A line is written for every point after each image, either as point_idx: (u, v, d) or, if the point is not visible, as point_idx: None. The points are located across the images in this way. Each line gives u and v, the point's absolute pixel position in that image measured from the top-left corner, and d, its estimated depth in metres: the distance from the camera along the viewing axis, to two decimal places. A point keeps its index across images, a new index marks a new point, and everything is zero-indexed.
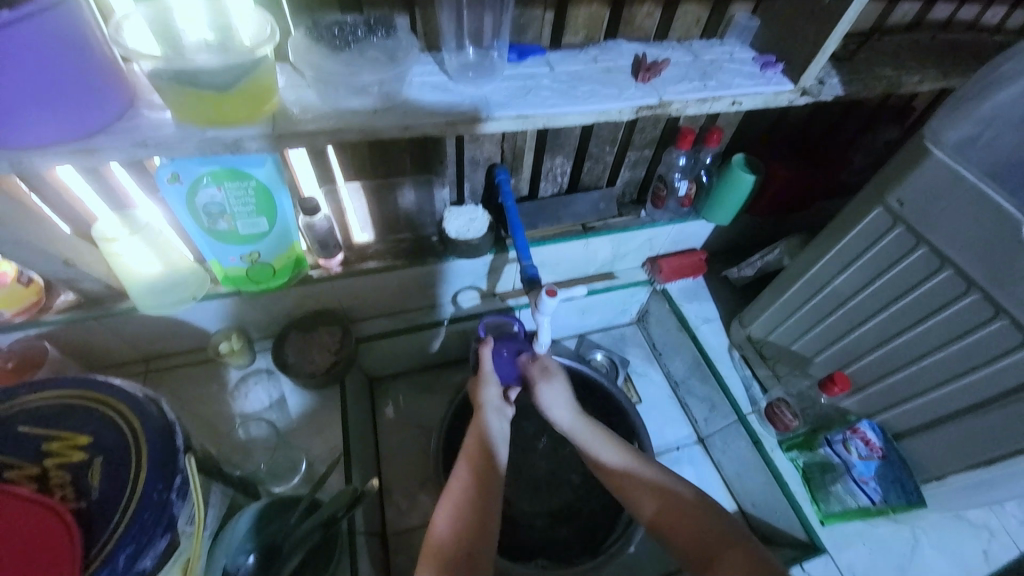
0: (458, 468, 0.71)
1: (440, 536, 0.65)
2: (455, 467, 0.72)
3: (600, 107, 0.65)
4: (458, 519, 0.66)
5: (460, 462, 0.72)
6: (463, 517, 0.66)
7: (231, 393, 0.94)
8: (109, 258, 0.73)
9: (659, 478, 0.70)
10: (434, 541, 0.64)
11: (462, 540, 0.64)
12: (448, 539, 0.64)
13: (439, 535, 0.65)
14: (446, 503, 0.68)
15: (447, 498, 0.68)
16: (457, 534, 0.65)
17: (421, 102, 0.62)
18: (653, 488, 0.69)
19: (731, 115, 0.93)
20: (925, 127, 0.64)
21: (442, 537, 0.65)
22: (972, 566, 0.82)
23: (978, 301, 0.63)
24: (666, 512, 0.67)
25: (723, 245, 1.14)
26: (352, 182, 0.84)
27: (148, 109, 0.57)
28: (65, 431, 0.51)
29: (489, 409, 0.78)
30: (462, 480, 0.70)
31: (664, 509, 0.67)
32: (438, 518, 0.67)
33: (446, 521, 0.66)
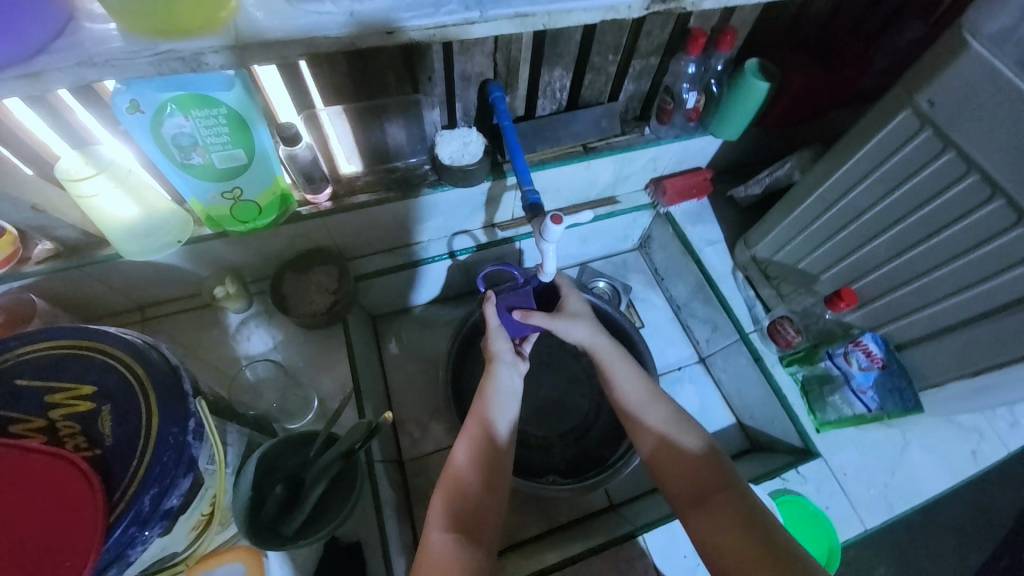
0: (477, 412, 0.72)
1: (458, 470, 0.67)
2: (472, 411, 0.72)
3: (607, 2, 0.57)
4: (477, 456, 0.68)
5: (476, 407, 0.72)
6: (482, 455, 0.68)
7: (233, 336, 0.93)
8: (80, 201, 0.67)
9: (664, 420, 0.70)
10: (453, 472, 0.67)
11: (479, 475, 0.67)
12: (466, 473, 0.66)
13: (457, 470, 0.67)
14: (465, 438, 0.69)
15: (466, 437, 0.69)
16: (475, 469, 0.67)
17: (402, 3, 0.54)
18: (662, 427, 0.70)
19: (747, 13, 0.83)
20: (968, 13, 0.57)
21: (460, 472, 0.66)
22: (956, 463, 0.87)
23: (1001, 208, 0.60)
24: (666, 450, 0.67)
25: (731, 163, 1.09)
26: (333, 106, 0.76)
27: (90, 22, 0.49)
28: (66, 382, 0.50)
29: (503, 362, 0.78)
30: (479, 423, 0.70)
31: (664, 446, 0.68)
32: (456, 454, 0.68)
33: (464, 458, 0.68)
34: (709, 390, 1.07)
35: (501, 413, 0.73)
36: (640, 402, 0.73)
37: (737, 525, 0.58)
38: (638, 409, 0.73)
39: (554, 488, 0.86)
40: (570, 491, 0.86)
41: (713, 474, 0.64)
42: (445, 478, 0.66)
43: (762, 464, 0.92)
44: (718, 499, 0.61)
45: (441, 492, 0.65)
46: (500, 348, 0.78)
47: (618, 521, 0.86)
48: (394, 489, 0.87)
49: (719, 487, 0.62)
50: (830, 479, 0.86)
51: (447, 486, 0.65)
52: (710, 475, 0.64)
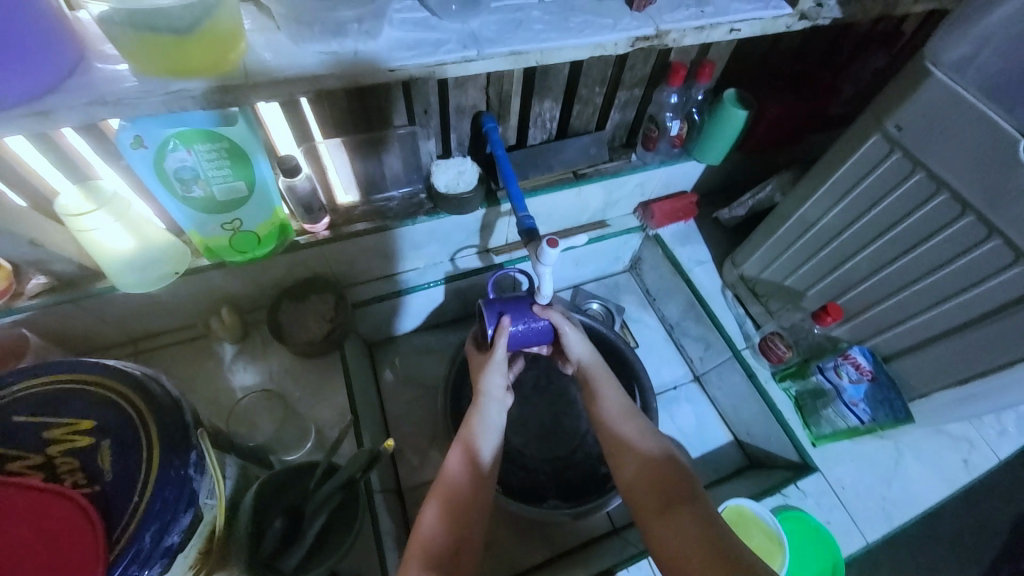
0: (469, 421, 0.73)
1: (450, 478, 0.67)
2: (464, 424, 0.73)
3: (595, 41, 0.61)
4: (468, 466, 0.69)
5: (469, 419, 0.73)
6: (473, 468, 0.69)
7: (228, 367, 0.92)
8: (79, 235, 0.68)
9: (637, 430, 0.71)
10: (444, 484, 0.67)
11: (470, 488, 0.67)
12: (456, 485, 0.67)
13: (448, 482, 0.67)
14: (457, 447, 0.70)
15: (457, 452, 0.70)
16: (465, 483, 0.67)
17: (403, 42, 0.57)
18: (633, 439, 0.70)
19: (722, 48, 0.89)
20: (925, 47, 0.62)
21: (450, 483, 0.67)
22: (951, 473, 0.89)
23: (972, 223, 0.64)
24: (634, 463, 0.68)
25: (714, 186, 1.14)
26: (332, 138, 0.78)
27: (101, 62, 0.51)
28: (64, 417, 0.49)
29: (494, 392, 0.76)
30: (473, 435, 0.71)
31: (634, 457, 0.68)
32: (448, 466, 0.69)
33: (455, 469, 0.68)
34: (706, 409, 1.08)
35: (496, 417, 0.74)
36: (617, 417, 0.73)
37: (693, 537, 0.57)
38: (614, 419, 0.73)
39: (556, 513, 0.84)
40: (571, 515, 0.85)
41: (677, 487, 0.63)
42: (437, 490, 0.67)
43: (760, 481, 0.93)
44: (677, 509, 0.61)
45: (429, 508, 0.65)
46: (490, 383, 0.76)
47: (621, 543, 0.85)
48: (393, 521, 0.85)
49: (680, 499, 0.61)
50: (829, 493, 0.86)
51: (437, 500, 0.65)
52: (673, 486, 0.63)
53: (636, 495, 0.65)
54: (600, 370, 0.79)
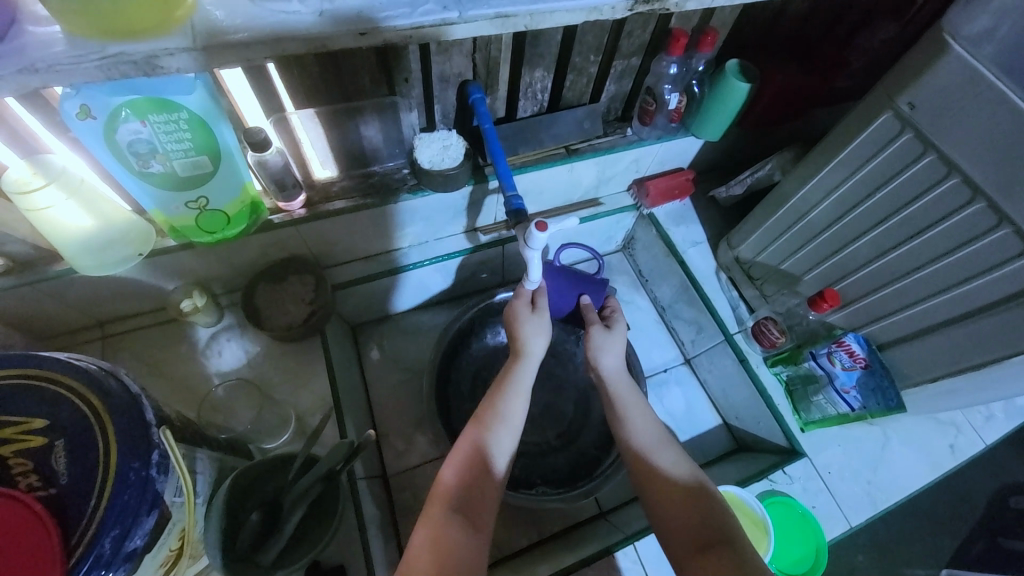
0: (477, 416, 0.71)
1: (449, 481, 0.64)
2: (469, 423, 0.70)
3: (591, 3, 0.56)
4: (466, 463, 0.66)
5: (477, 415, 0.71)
6: (472, 468, 0.65)
7: (203, 351, 0.88)
8: (33, 215, 0.62)
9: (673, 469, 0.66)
10: (441, 489, 0.64)
11: (473, 484, 0.64)
12: (453, 488, 0.64)
13: (445, 485, 0.64)
14: (461, 451, 0.67)
15: (457, 449, 0.68)
16: (463, 484, 0.64)
17: (376, 2, 0.51)
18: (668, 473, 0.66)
19: (726, 15, 0.83)
20: (946, 16, 0.58)
21: (447, 484, 0.64)
22: (937, 458, 0.89)
23: (982, 210, 0.61)
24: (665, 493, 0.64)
25: (713, 163, 1.09)
26: (304, 108, 0.72)
27: (33, 24, 0.44)
28: (14, 415, 0.45)
29: (515, 380, 0.75)
30: (477, 430, 0.69)
31: (666, 495, 0.64)
32: (445, 469, 0.66)
33: (454, 470, 0.65)
34: (696, 393, 1.07)
35: (512, 408, 0.72)
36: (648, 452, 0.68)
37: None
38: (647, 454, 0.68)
39: (544, 501, 0.83)
40: (561, 502, 0.84)
41: (712, 532, 0.59)
42: (434, 497, 0.64)
43: (748, 466, 0.93)
44: (713, 554, 0.56)
45: (432, 509, 0.62)
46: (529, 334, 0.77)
47: (608, 529, 0.85)
48: (378, 507, 0.84)
49: (716, 545, 0.57)
50: (815, 478, 0.87)
51: (434, 506, 0.62)
52: (707, 531, 0.59)
53: (670, 540, 0.61)
54: (636, 403, 0.75)
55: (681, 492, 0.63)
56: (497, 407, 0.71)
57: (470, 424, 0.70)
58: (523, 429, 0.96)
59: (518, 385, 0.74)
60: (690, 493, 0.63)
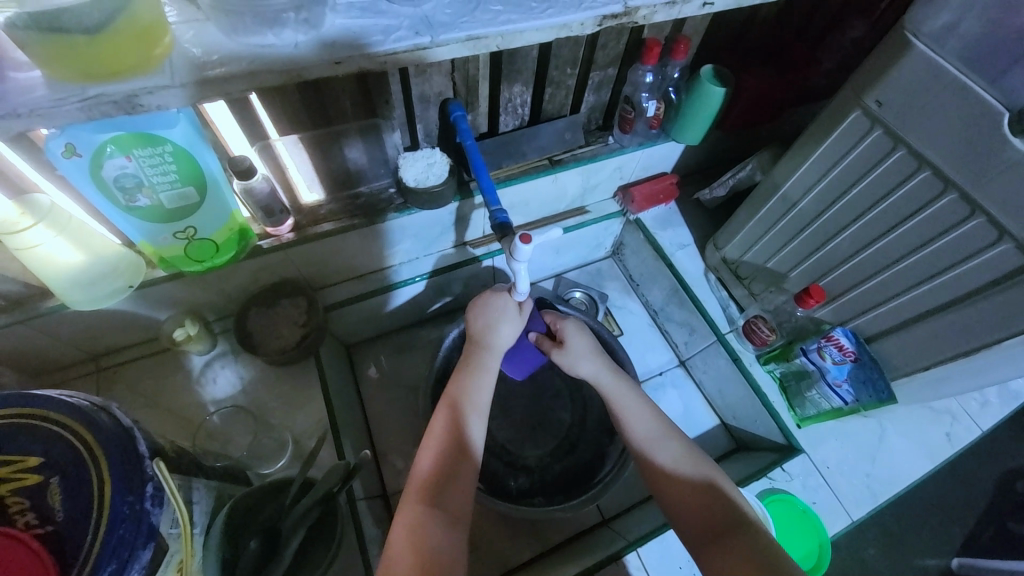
0: (445, 400, 0.72)
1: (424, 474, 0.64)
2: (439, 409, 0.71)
3: (560, 20, 0.57)
4: (439, 450, 0.66)
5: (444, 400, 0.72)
6: (446, 455, 0.66)
7: (198, 379, 0.89)
8: (22, 253, 0.62)
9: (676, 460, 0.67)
10: (417, 478, 0.64)
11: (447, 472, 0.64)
12: (429, 476, 0.64)
13: (421, 475, 0.64)
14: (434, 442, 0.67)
15: (429, 436, 0.68)
16: (438, 472, 0.64)
17: (350, 31, 0.52)
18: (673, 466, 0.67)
19: (697, 23, 0.85)
20: (905, 16, 0.60)
21: (423, 472, 0.64)
22: (934, 447, 0.90)
23: (955, 200, 0.62)
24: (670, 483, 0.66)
25: (695, 165, 1.11)
26: (288, 134, 0.73)
27: (12, 69, 0.46)
28: (10, 454, 0.45)
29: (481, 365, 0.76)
30: (448, 416, 0.69)
31: (672, 480, 0.66)
32: (420, 459, 0.66)
33: (428, 458, 0.66)
34: (692, 395, 1.08)
35: (478, 387, 0.73)
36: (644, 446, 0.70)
37: (745, 562, 0.55)
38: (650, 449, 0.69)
39: (549, 510, 0.83)
40: (565, 510, 0.83)
41: (722, 512, 0.62)
42: (411, 489, 0.64)
43: (749, 464, 0.93)
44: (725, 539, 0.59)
45: (411, 502, 0.62)
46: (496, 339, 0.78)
47: (612, 536, 0.85)
48: (380, 527, 0.84)
49: (728, 525, 0.60)
50: (814, 473, 0.87)
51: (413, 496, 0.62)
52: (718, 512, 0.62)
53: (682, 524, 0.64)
54: (618, 391, 0.76)
55: (685, 474, 0.66)
56: (462, 391, 0.72)
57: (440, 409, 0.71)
58: (521, 440, 0.96)
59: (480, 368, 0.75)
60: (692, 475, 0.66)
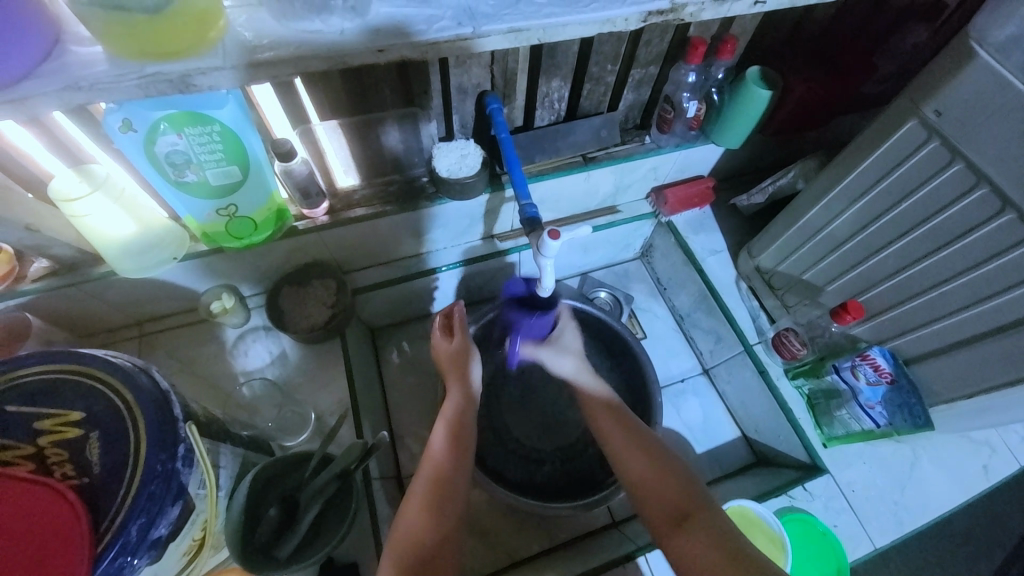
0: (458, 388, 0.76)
1: (433, 458, 0.69)
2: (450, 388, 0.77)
3: (603, 15, 0.56)
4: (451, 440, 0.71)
5: (454, 391, 0.76)
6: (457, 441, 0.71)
7: (230, 350, 0.93)
8: (76, 220, 0.66)
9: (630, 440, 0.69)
10: (431, 460, 0.69)
11: (453, 460, 0.69)
12: (441, 456, 0.69)
13: (433, 457, 0.69)
14: (441, 428, 0.72)
15: (441, 421, 0.73)
16: (449, 454, 0.70)
17: (395, 20, 0.53)
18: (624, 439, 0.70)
19: (747, 21, 0.82)
20: (971, 22, 0.56)
21: (434, 454, 0.69)
22: (968, 479, 0.86)
23: (1012, 222, 0.59)
24: (637, 453, 0.68)
25: (734, 170, 1.08)
26: (328, 120, 0.75)
27: (76, 44, 0.48)
28: (56, 408, 0.49)
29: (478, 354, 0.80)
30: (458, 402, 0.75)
31: (647, 472, 0.65)
32: (433, 438, 0.71)
33: (440, 442, 0.70)
34: (714, 404, 1.05)
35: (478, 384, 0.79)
36: (624, 451, 0.69)
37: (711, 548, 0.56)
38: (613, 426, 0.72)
39: (555, 507, 0.84)
40: (571, 509, 0.84)
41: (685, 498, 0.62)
42: (423, 471, 0.68)
43: (766, 480, 0.90)
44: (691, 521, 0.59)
45: (419, 491, 0.66)
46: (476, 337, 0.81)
47: (620, 539, 0.84)
48: (392, 506, 0.86)
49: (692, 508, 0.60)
50: (838, 496, 0.84)
51: (424, 478, 0.67)
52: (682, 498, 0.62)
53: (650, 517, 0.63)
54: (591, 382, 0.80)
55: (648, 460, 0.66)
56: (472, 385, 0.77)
57: (450, 395, 0.76)
58: (535, 434, 0.97)
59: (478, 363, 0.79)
60: (665, 460, 0.66)
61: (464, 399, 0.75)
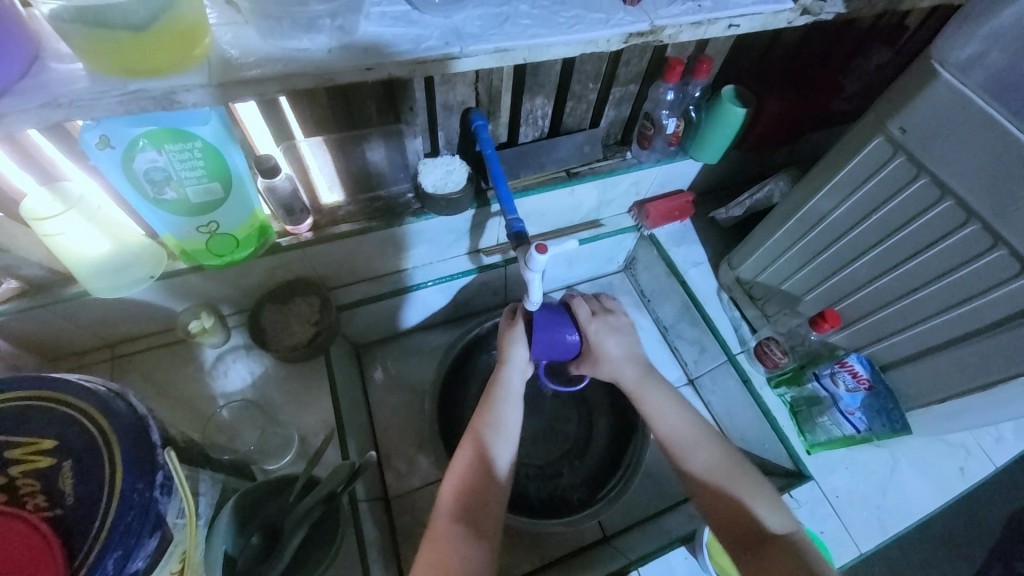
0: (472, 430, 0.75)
1: (443, 506, 0.68)
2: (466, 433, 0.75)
3: (587, 36, 0.58)
4: (459, 487, 0.70)
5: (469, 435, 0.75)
6: (470, 484, 0.70)
7: (209, 372, 0.90)
8: (47, 239, 0.63)
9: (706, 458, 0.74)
10: (441, 508, 0.68)
11: (462, 508, 0.68)
12: (450, 503, 0.68)
13: (444, 505, 0.68)
14: (451, 477, 0.71)
15: (452, 467, 0.72)
16: (456, 502, 0.68)
17: (381, 39, 0.54)
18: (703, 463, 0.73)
19: (721, 43, 0.86)
20: (928, 47, 0.60)
21: (445, 502, 0.69)
22: (946, 481, 0.88)
23: (977, 232, 0.62)
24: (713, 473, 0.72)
25: (712, 184, 1.11)
26: (312, 136, 0.75)
27: (56, 62, 0.47)
28: (25, 436, 0.46)
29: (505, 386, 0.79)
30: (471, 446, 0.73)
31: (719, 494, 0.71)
32: (445, 486, 0.71)
33: (450, 490, 0.70)
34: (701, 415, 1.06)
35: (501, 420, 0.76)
36: (687, 448, 0.75)
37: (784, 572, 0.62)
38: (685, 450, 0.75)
39: (547, 525, 0.83)
40: (563, 526, 0.83)
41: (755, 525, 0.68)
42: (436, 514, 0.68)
43: None
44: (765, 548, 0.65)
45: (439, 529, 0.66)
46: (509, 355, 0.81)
47: (614, 553, 0.84)
48: (380, 529, 0.84)
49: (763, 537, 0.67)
50: (823, 502, 0.85)
51: (438, 526, 0.66)
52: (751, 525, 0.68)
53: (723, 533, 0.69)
54: (642, 389, 0.81)
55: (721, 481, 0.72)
56: (488, 421, 0.76)
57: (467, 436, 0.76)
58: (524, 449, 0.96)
59: (508, 406, 0.78)
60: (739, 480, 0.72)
61: (477, 441, 0.73)
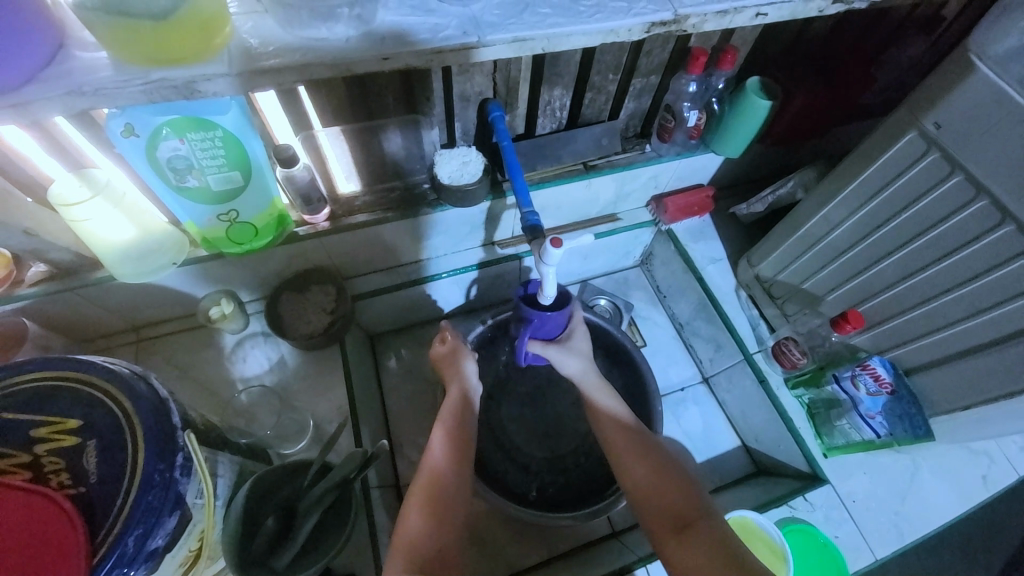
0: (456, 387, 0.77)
1: (433, 467, 0.67)
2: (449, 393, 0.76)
3: (607, 26, 0.57)
4: (449, 445, 0.69)
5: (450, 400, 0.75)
6: (455, 441, 0.70)
7: (228, 356, 0.92)
8: (73, 224, 0.65)
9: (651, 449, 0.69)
10: (428, 465, 0.67)
11: (452, 465, 0.67)
12: (439, 463, 0.67)
13: (432, 462, 0.67)
14: (439, 434, 0.70)
15: (440, 424, 0.71)
16: (448, 460, 0.68)
17: (399, 28, 0.53)
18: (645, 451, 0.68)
19: (747, 33, 0.83)
20: (968, 38, 0.57)
21: (434, 461, 0.67)
22: (968, 489, 0.86)
23: (1011, 234, 0.59)
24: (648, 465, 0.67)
25: (733, 179, 1.08)
26: (331, 126, 0.75)
27: (80, 50, 0.48)
28: (52, 415, 0.48)
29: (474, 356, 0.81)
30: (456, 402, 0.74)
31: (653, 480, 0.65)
32: (433, 442, 0.69)
33: (439, 448, 0.69)
34: (714, 413, 1.05)
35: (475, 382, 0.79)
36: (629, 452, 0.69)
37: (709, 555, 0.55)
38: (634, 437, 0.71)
39: (556, 517, 0.83)
40: (572, 519, 0.83)
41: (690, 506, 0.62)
42: (421, 474, 0.67)
43: (767, 490, 0.90)
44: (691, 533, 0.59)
45: (415, 494, 0.64)
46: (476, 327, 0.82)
47: (622, 548, 0.83)
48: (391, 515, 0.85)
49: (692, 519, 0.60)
50: (838, 506, 0.84)
51: (421, 488, 0.65)
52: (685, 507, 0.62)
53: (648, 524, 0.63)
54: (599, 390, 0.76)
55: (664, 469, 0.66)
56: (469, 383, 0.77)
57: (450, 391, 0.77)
58: (535, 442, 0.96)
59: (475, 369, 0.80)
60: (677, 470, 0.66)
61: (461, 397, 0.75)
